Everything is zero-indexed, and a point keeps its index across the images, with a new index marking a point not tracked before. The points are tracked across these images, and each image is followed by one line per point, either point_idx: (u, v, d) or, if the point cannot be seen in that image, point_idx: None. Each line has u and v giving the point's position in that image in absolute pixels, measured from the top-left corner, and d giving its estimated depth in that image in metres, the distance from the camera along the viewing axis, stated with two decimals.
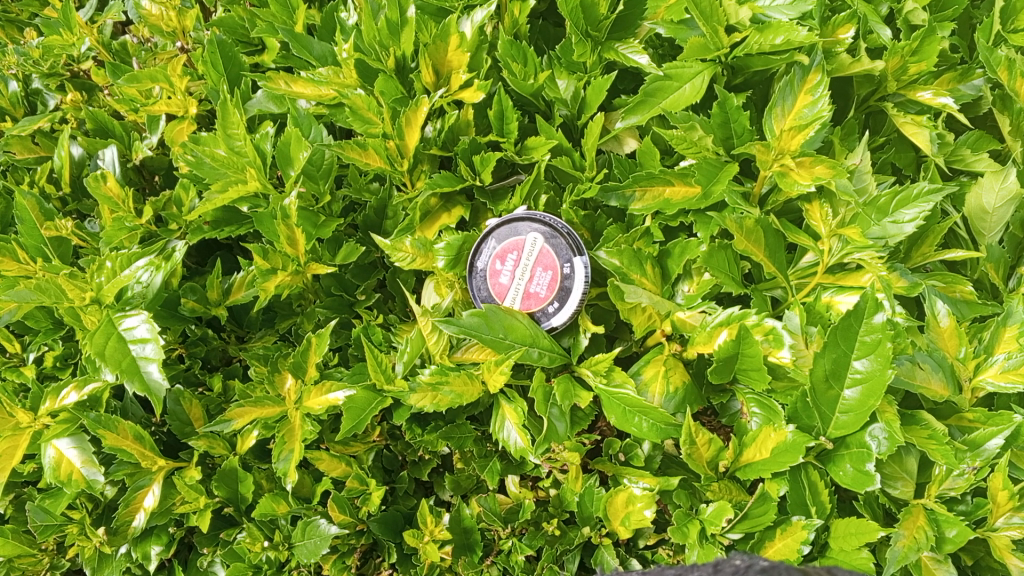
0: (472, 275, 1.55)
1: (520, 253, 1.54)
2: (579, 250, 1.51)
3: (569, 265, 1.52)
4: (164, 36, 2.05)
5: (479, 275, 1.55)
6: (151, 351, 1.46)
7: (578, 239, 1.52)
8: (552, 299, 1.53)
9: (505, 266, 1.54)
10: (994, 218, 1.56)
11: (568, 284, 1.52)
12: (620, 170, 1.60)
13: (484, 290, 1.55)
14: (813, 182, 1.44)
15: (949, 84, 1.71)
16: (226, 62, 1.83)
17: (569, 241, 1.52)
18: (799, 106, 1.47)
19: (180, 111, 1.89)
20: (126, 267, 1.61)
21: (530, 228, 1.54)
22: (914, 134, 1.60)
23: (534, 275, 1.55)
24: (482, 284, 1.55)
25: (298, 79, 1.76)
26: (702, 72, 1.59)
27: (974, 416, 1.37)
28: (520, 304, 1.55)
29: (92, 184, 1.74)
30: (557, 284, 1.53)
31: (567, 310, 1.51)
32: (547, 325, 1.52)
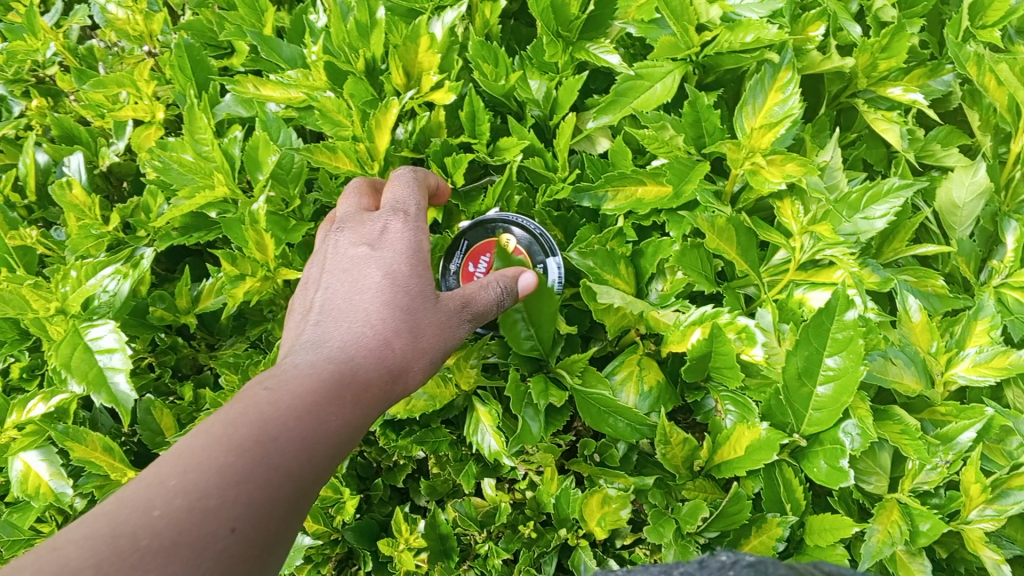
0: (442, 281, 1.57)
1: (492, 254, 1.54)
2: (551, 249, 1.50)
3: (542, 266, 1.50)
4: (131, 41, 2.02)
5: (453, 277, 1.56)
6: (119, 362, 1.44)
7: (549, 242, 1.50)
8: None
9: (478, 268, 1.55)
10: (964, 212, 1.57)
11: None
12: (592, 170, 1.59)
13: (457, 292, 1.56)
14: (784, 180, 1.43)
15: (919, 80, 1.72)
16: (194, 66, 1.81)
17: (542, 243, 1.50)
18: (770, 104, 1.47)
19: (148, 116, 1.85)
20: (91, 276, 1.60)
21: (503, 230, 1.53)
22: (884, 130, 1.61)
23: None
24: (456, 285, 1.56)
25: (267, 81, 1.73)
26: (674, 71, 1.58)
27: (946, 410, 1.37)
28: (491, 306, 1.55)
29: (56, 191, 1.70)
30: None
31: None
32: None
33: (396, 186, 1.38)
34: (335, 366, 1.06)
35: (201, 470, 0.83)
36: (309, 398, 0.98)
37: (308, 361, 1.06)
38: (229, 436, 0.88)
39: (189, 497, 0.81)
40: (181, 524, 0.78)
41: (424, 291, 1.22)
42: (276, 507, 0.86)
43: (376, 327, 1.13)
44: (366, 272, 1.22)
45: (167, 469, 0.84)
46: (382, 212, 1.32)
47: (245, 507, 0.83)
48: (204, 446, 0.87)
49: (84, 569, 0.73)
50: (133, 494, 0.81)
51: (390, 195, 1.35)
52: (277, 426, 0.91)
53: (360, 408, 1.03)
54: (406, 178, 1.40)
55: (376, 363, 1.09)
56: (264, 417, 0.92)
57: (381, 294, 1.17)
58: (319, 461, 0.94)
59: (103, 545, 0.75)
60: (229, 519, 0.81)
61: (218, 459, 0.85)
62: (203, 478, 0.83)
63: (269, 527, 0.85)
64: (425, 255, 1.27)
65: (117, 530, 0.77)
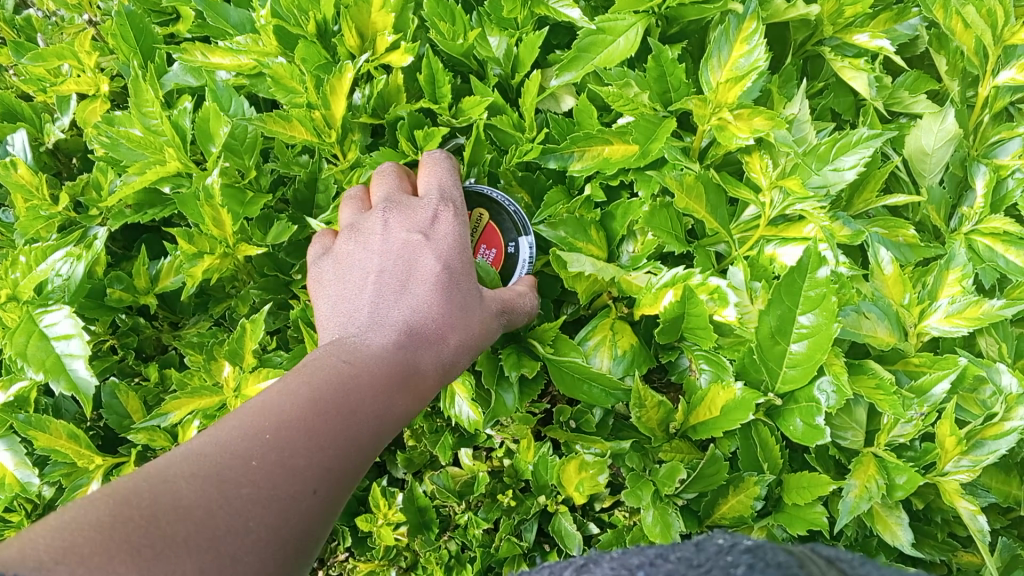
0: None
1: None
2: (525, 229, 1.45)
3: (514, 244, 1.45)
4: (70, 9, 1.92)
5: None
6: (77, 347, 1.40)
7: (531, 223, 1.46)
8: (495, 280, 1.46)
9: None
10: (934, 159, 1.55)
11: (510, 263, 1.45)
12: (558, 130, 1.55)
13: None
14: (752, 135, 1.39)
15: (885, 25, 1.68)
16: (138, 34, 1.72)
17: (514, 219, 1.45)
18: (735, 56, 1.42)
19: (92, 89, 1.78)
20: (41, 261, 1.53)
21: (473, 204, 1.47)
22: (852, 78, 1.58)
23: (475, 252, 1.48)
24: None
25: (215, 49, 1.65)
26: (637, 24, 1.51)
27: (919, 361, 1.36)
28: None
29: (1, 172, 1.64)
30: (501, 263, 1.46)
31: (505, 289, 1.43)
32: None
33: (433, 173, 1.34)
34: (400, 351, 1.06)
35: (292, 430, 0.87)
36: (382, 375, 1.00)
37: (378, 337, 1.06)
38: (318, 404, 0.92)
39: (281, 454, 0.84)
40: (274, 484, 0.82)
41: (476, 280, 1.20)
42: (344, 477, 0.90)
43: (439, 306, 1.12)
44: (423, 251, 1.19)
45: (259, 425, 0.86)
46: (429, 200, 1.28)
47: (323, 474, 0.87)
48: (293, 408, 0.90)
49: (196, 506, 0.75)
50: (230, 444, 0.83)
51: (435, 179, 1.32)
52: (358, 402, 0.95)
53: (415, 398, 1.05)
54: (444, 163, 1.37)
55: (438, 352, 1.09)
56: (347, 391, 0.95)
57: (444, 275, 1.16)
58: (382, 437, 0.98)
59: (210, 487, 0.78)
60: (311, 483, 0.85)
61: (305, 423, 0.89)
62: (295, 441, 0.86)
63: (337, 502, 0.88)
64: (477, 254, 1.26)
65: (224, 473, 0.79)
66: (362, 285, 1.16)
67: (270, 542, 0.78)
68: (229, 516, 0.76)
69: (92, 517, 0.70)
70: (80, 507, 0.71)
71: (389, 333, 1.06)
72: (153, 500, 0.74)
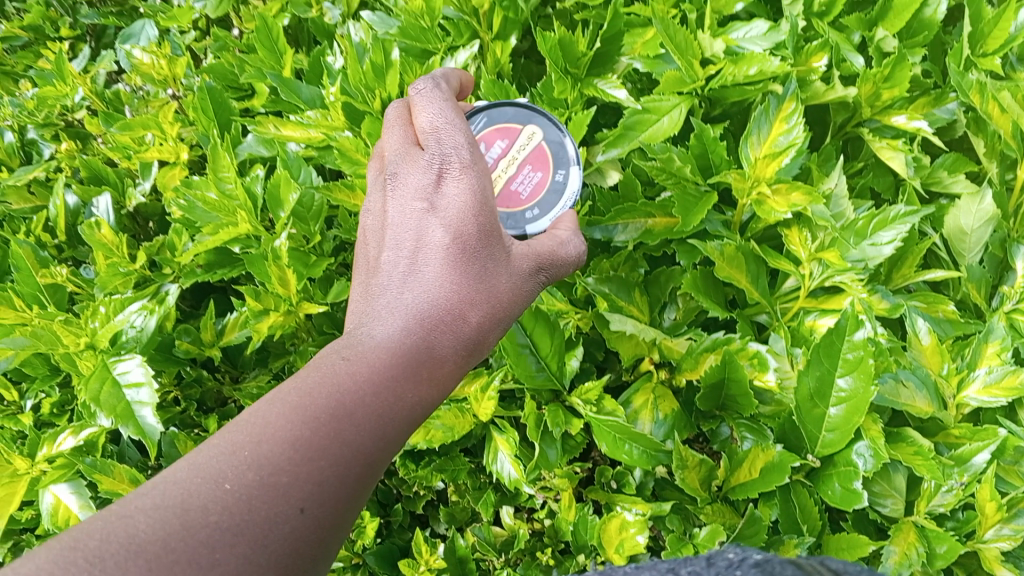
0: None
1: (512, 143, 1.50)
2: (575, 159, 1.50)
3: (562, 173, 1.49)
4: (155, 84, 2.09)
5: None
6: (146, 395, 1.48)
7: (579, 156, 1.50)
8: (532, 206, 1.47)
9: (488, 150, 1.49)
10: (972, 238, 1.57)
11: (553, 190, 1.48)
12: (603, 202, 1.61)
13: None
14: (789, 209, 1.45)
15: (923, 109, 1.74)
16: (216, 108, 1.87)
17: (569, 148, 1.50)
18: (774, 134, 1.49)
19: (172, 157, 1.92)
20: (119, 311, 1.63)
21: (529, 124, 1.51)
22: (890, 158, 1.64)
23: (520, 171, 1.49)
24: None
25: (287, 122, 1.79)
26: (680, 104, 1.61)
27: (959, 433, 1.38)
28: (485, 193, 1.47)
29: (87, 231, 1.77)
30: (543, 189, 1.48)
31: (547, 219, 1.46)
32: (520, 230, 1.44)
33: (431, 111, 1.28)
34: (409, 338, 1.06)
35: (274, 445, 0.87)
36: (383, 375, 0.99)
37: (385, 330, 1.05)
38: (307, 407, 0.92)
39: (259, 473, 0.84)
40: (248, 504, 0.81)
41: (490, 260, 1.18)
42: (343, 489, 0.89)
43: (449, 291, 1.12)
44: (430, 230, 1.17)
45: (242, 442, 0.87)
46: (434, 153, 1.23)
47: (313, 488, 0.86)
48: (282, 414, 0.90)
49: (154, 540, 0.75)
50: (206, 465, 0.84)
51: (437, 124, 1.26)
52: (354, 399, 0.94)
53: (431, 385, 1.05)
54: (438, 96, 1.30)
55: (452, 339, 1.09)
56: (342, 391, 0.94)
57: (451, 257, 1.14)
58: (389, 441, 0.97)
59: (173, 517, 0.78)
60: (298, 500, 0.84)
61: (290, 435, 0.88)
62: (277, 452, 0.86)
63: (336, 507, 0.88)
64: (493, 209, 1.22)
65: (194, 500, 0.80)
66: (377, 274, 1.17)
67: (248, 567, 0.79)
68: (195, 545, 0.76)
69: (32, 566, 0.70)
70: (21, 560, 0.72)
71: (395, 324, 1.06)
72: (101, 541, 0.74)
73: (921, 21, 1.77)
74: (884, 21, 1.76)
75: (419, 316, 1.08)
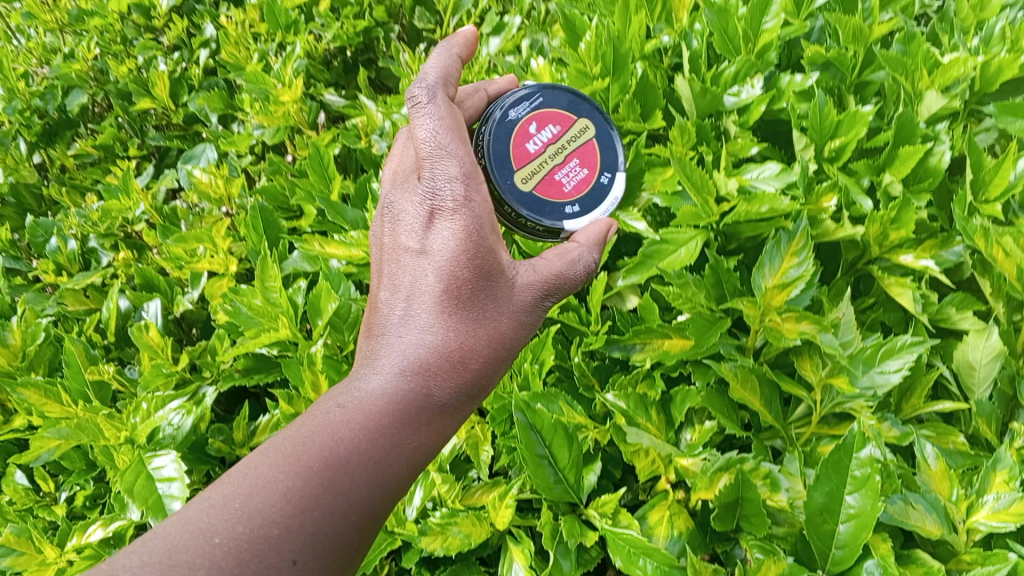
0: (500, 117, 1.83)
1: (564, 133, 1.85)
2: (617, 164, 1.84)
3: (606, 176, 1.83)
4: (211, 202, 2.26)
5: (513, 122, 1.83)
6: (177, 489, 1.54)
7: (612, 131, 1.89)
8: (575, 202, 1.81)
9: (538, 124, 1.84)
10: (981, 373, 1.61)
11: (596, 187, 1.82)
12: (624, 323, 1.73)
13: (511, 132, 1.82)
14: (798, 337, 1.53)
15: (931, 250, 1.83)
16: (266, 225, 2.02)
17: (614, 155, 1.85)
18: (786, 266, 1.57)
19: (222, 268, 2.05)
20: (159, 408, 1.73)
21: (585, 117, 1.87)
22: (899, 294, 1.70)
23: (570, 163, 1.84)
24: (516, 129, 1.82)
25: (332, 241, 1.92)
26: (696, 237, 1.71)
27: (970, 558, 1.37)
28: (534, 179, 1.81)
29: (135, 333, 1.87)
30: (587, 186, 1.82)
31: (584, 215, 1.80)
32: (560, 221, 1.78)
33: (424, 121, 1.56)
34: (405, 391, 1.34)
35: (269, 500, 1.16)
36: (367, 423, 1.28)
37: (383, 383, 1.34)
38: (302, 467, 1.20)
39: (251, 527, 1.13)
40: (237, 557, 1.11)
41: (478, 321, 1.43)
42: (339, 531, 1.18)
43: (444, 336, 1.40)
44: (424, 272, 1.45)
45: (236, 497, 1.17)
46: (432, 183, 1.52)
47: (304, 538, 1.15)
48: (284, 465, 1.20)
49: (166, 567, 1.09)
50: (203, 520, 1.14)
51: (432, 142, 1.54)
52: (347, 452, 1.23)
53: (428, 427, 1.33)
54: (433, 104, 1.58)
55: (447, 388, 1.36)
56: (334, 449, 1.22)
57: (443, 314, 1.41)
58: (387, 484, 1.26)
59: (165, 568, 1.08)
60: (290, 554, 1.13)
61: (282, 489, 1.17)
62: (270, 508, 1.16)
63: (332, 546, 1.17)
64: (481, 242, 1.48)
65: (193, 556, 1.10)
66: (387, 307, 1.47)
67: None
68: None
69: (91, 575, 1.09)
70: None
71: (391, 378, 1.34)
72: (139, 559, 1.09)
73: (926, 168, 1.88)
74: (890, 167, 1.87)
75: (415, 369, 1.36)
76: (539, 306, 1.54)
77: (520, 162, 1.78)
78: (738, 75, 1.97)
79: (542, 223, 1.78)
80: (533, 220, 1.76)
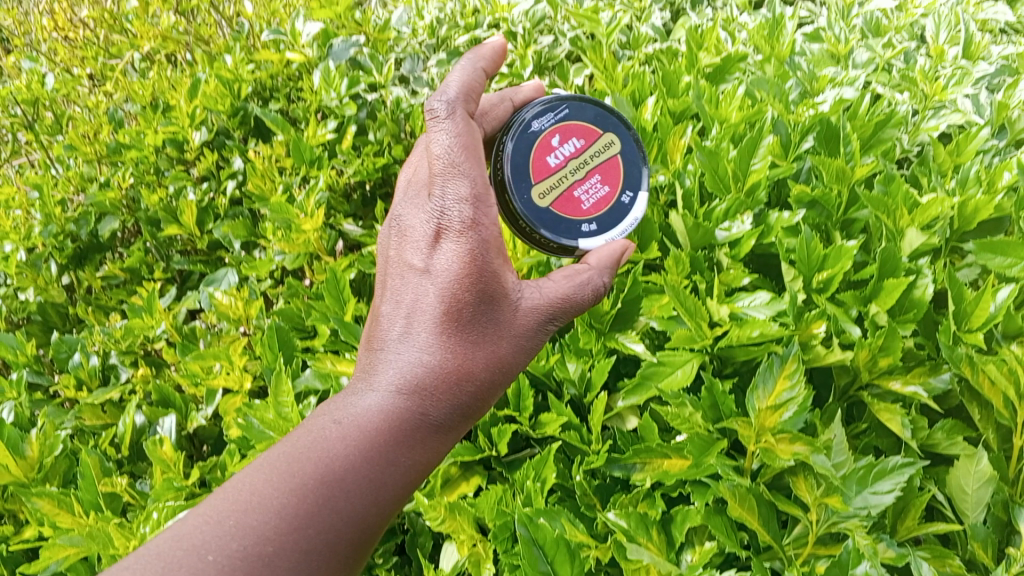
0: (530, 128, 2.11)
1: (588, 141, 2.15)
2: (637, 188, 2.13)
3: (626, 195, 2.12)
4: (230, 322, 2.37)
5: (543, 135, 2.11)
6: None
7: (644, 165, 2.17)
8: (593, 221, 2.09)
9: (565, 145, 2.13)
10: (973, 498, 1.66)
11: (615, 205, 2.11)
12: (624, 441, 1.79)
13: (541, 150, 2.10)
14: (792, 457, 1.59)
15: (920, 377, 1.86)
16: (283, 344, 2.12)
17: (635, 179, 2.14)
18: (779, 389, 1.63)
19: (237, 385, 2.14)
20: (169, 519, 1.77)
21: (610, 140, 2.16)
22: (888, 419, 1.76)
23: (593, 178, 2.12)
24: (544, 142, 2.11)
25: (343, 358, 2.02)
26: (692, 359, 1.81)
27: None
28: (556, 201, 2.08)
29: (150, 446, 1.93)
30: (605, 202, 2.11)
31: (600, 231, 2.09)
32: (577, 238, 2.07)
33: (440, 140, 1.76)
34: (400, 412, 1.56)
35: (265, 518, 1.37)
36: (363, 444, 1.50)
37: (380, 404, 1.56)
38: (300, 488, 1.41)
39: (246, 543, 1.34)
40: (231, 568, 1.31)
41: (469, 351, 1.65)
42: (329, 544, 1.39)
43: (439, 358, 1.62)
44: (427, 293, 1.68)
45: (234, 514, 1.37)
46: (440, 207, 1.73)
47: (298, 551, 1.36)
48: (283, 481, 1.42)
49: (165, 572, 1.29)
50: (203, 534, 1.35)
51: (445, 165, 1.75)
52: (341, 471, 1.45)
53: (421, 446, 1.56)
54: (450, 124, 1.77)
55: (439, 411, 1.59)
56: (330, 469, 1.44)
57: (440, 339, 1.64)
58: (379, 501, 1.47)
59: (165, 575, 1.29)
60: (283, 568, 1.33)
61: (278, 506, 1.38)
62: (266, 524, 1.36)
63: (322, 553, 1.38)
64: (483, 265, 1.69)
65: (188, 569, 1.30)
66: (391, 322, 1.69)
67: None
68: None
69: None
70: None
71: (388, 399, 1.57)
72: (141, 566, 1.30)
73: (911, 300, 1.98)
74: (876, 298, 1.97)
75: (412, 392, 1.59)
76: (542, 328, 1.75)
77: (546, 172, 2.08)
78: (729, 212, 2.11)
79: (562, 239, 2.06)
80: (551, 239, 2.03)
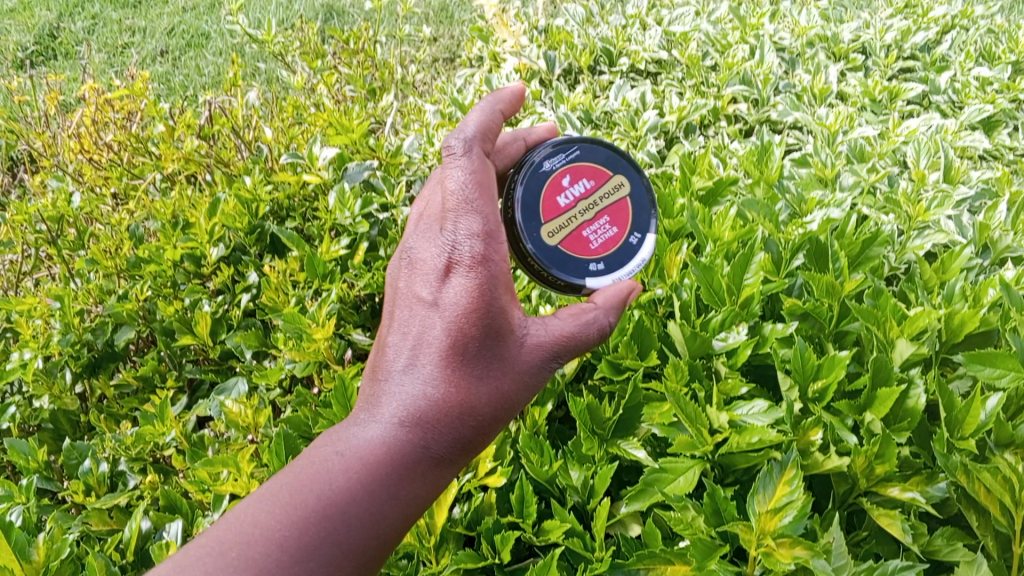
0: (544, 165, 2.23)
1: (599, 181, 2.27)
2: (643, 232, 2.28)
3: (633, 236, 2.27)
4: (239, 429, 2.41)
5: (556, 172, 2.23)
6: None
7: (651, 209, 2.31)
8: (601, 258, 2.22)
9: (577, 184, 2.25)
10: None
11: (622, 245, 2.25)
12: (627, 546, 1.79)
13: (554, 187, 2.22)
14: (793, 561, 1.63)
15: (919, 485, 1.89)
16: (291, 450, 2.16)
17: (643, 223, 2.28)
18: (778, 493, 1.66)
19: (244, 491, 2.17)
20: None
21: (619, 182, 2.29)
22: (888, 524, 1.78)
23: (602, 217, 2.25)
24: (558, 179, 2.23)
25: None
26: (693, 465, 1.88)
27: None
28: (565, 239, 2.19)
29: (156, 551, 1.95)
30: (613, 242, 2.24)
31: (607, 268, 2.22)
32: (587, 273, 2.19)
33: (455, 181, 1.88)
34: (401, 443, 1.67)
35: (268, 548, 1.48)
36: (363, 476, 1.61)
37: (383, 434, 1.68)
38: (301, 520, 1.53)
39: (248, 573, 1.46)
40: None
41: (473, 384, 1.75)
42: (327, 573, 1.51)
43: (444, 391, 1.73)
44: (434, 325, 1.79)
45: (237, 545, 1.49)
46: (452, 243, 1.85)
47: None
48: (285, 513, 1.54)
49: None
50: (208, 562, 1.47)
51: (459, 204, 1.87)
52: (341, 503, 1.56)
53: (421, 477, 1.67)
54: (464, 164, 1.90)
55: (439, 444, 1.70)
56: (332, 499, 1.56)
57: (446, 371, 1.74)
58: (377, 532, 1.58)
59: None
60: None
61: (278, 539, 1.50)
62: (267, 555, 1.48)
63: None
64: (490, 300, 1.80)
65: None
66: (400, 351, 1.80)
67: None
68: None
69: None
70: None
71: (391, 430, 1.68)
72: None
73: (905, 408, 2.03)
74: (870, 406, 2.02)
75: (414, 424, 1.70)
76: (544, 366, 1.87)
77: (559, 209, 2.19)
78: (725, 323, 2.20)
79: (571, 275, 2.18)
80: (561, 278, 2.16)
